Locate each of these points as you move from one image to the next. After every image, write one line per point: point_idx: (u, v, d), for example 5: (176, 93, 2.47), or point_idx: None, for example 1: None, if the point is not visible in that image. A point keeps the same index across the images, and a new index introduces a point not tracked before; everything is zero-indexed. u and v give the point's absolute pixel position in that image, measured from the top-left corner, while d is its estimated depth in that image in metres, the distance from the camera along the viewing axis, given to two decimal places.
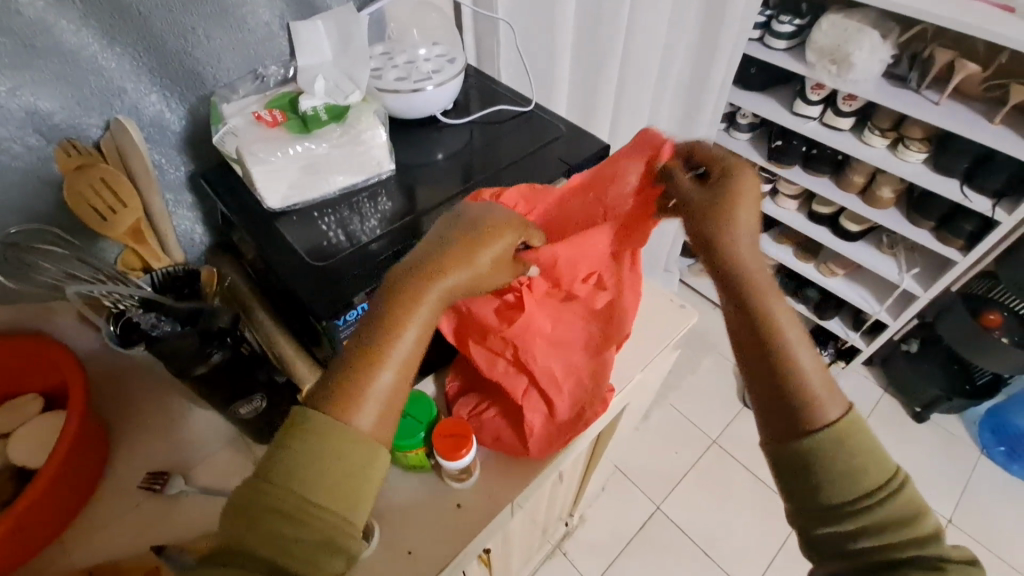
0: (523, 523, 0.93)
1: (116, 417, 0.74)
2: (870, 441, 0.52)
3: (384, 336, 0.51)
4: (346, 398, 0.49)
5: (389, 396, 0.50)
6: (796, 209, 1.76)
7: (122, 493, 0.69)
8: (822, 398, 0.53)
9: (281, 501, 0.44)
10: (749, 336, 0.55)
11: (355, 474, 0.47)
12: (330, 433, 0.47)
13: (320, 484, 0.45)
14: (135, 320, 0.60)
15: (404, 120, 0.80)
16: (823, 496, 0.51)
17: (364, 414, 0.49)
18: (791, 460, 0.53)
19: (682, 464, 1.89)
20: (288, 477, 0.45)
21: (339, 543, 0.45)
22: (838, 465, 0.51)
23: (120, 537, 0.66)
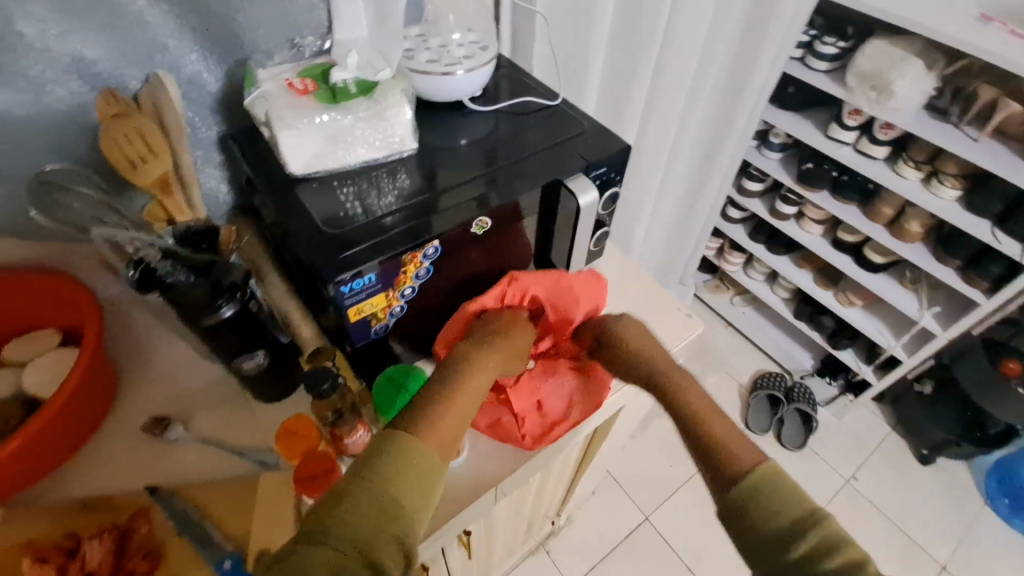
0: (508, 512, 0.94)
1: (128, 361, 0.78)
2: (789, 483, 0.53)
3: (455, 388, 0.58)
4: (424, 425, 0.52)
5: (456, 427, 0.55)
6: (820, 234, 1.73)
7: (125, 433, 0.71)
8: (735, 448, 0.58)
9: (367, 495, 0.45)
10: (675, 410, 0.64)
11: (429, 484, 0.49)
12: (413, 445, 0.50)
13: (417, 483, 0.48)
14: (153, 266, 0.60)
15: (432, 102, 0.81)
16: (756, 537, 0.51)
17: (438, 436, 0.52)
18: (727, 506, 0.54)
19: (677, 478, 1.88)
20: (378, 476, 0.46)
21: (409, 548, 0.44)
22: (759, 501, 0.52)
23: (121, 471, 0.68)
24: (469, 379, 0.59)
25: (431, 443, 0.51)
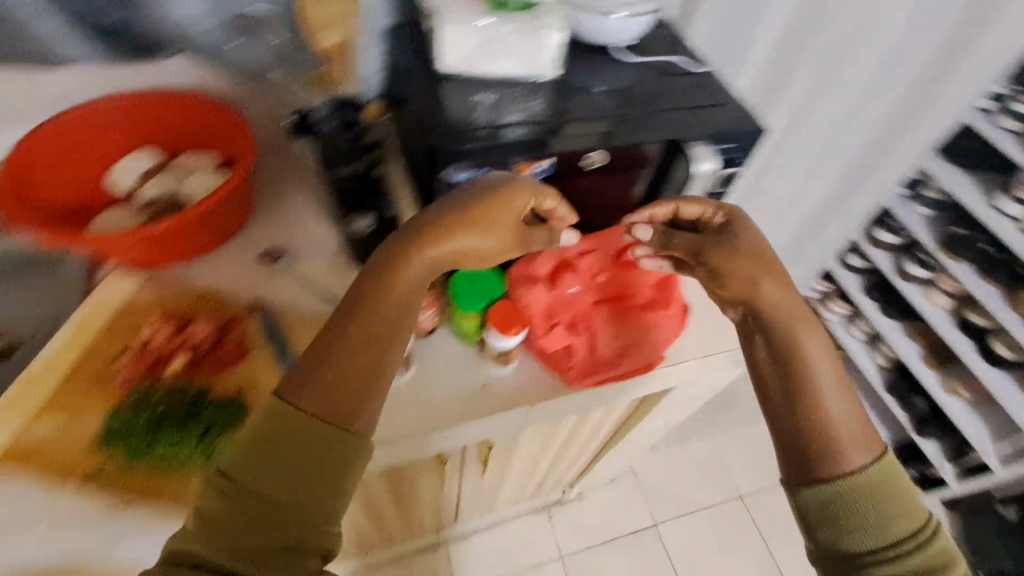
0: (531, 447, 0.99)
1: (263, 198, 0.90)
2: (899, 490, 0.53)
3: (343, 338, 0.55)
4: (304, 401, 0.52)
5: (351, 382, 0.54)
6: (945, 309, 1.53)
7: (245, 252, 0.84)
8: (844, 444, 0.55)
9: (266, 487, 0.49)
10: (776, 379, 0.60)
11: (331, 461, 0.51)
12: (304, 425, 0.51)
13: (288, 470, 0.49)
14: (313, 116, 0.74)
15: (582, 40, 0.83)
16: (855, 540, 0.51)
17: (330, 402, 0.53)
18: (822, 507, 0.53)
19: (698, 501, 1.83)
20: (269, 474, 0.49)
21: (313, 530, 0.49)
22: (864, 515, 0.52)
23: (234, 280, 0.81)
24: (359, 330, 0.56)
25: (329, 404, 0.53)
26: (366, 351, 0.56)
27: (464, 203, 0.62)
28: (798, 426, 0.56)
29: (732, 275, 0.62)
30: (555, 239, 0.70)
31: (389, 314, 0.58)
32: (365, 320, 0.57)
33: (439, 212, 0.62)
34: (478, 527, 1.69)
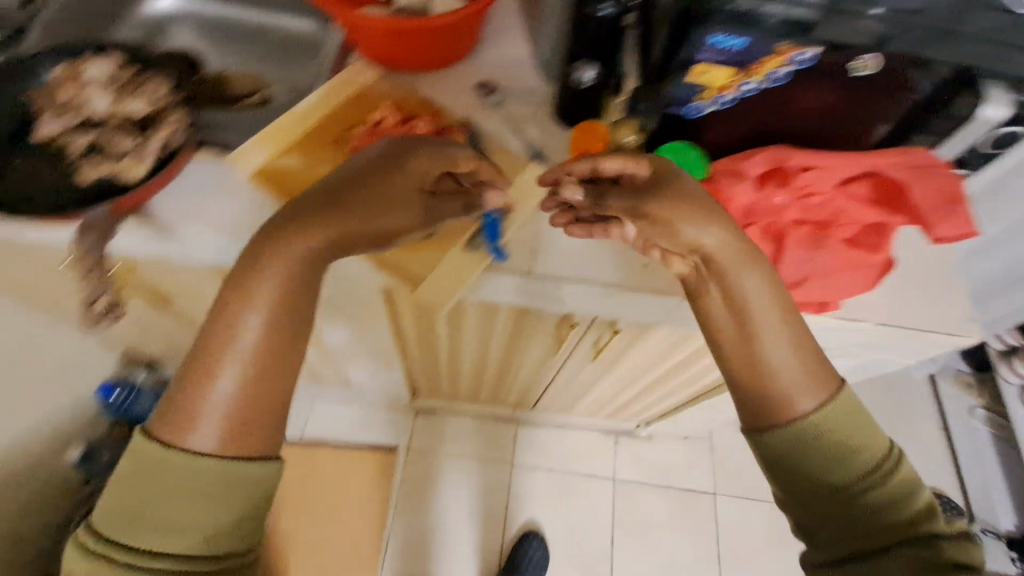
0: (649, 351, 1.01)
1: (491, 31, 0.94)
2: (861, 420, 0.57)
3: (244, 323, 0.59)
4: (210, 440, 0.55)
5: (223, 406, 0.56)
6: None
7: (465, 75, 0.89)
8: (790, 394, 0.58)
9: (177, 520, 0.53)
10: (743, 364, 0.61)
11: (229, 493, 0.54)
12: (167, 474, 0.53)
13: (204, 489, 0.54)
14: None
15: None
16: (824, 480, 0.55)
17: (200, 433, 0.55)
18: (783, 456, 0.57)
19: (761, 498, 1.77)
20: (177, 506, 0.53)
21: (234, 538, 0.55)
22: (821, 456, 0.56)
23: (449, 97, 0.87)
24: (282, 263, 0.60)
25: (199, 410, 0.56)
26: (297, 283, 0.61)
27: (341, 186, 0.64)
28: (753, 373, 0.60)
29: (673, 227, 0.61)
30: (473, 207, 0.70)
31: (305, 248, 0.61)
32: (288, 266, 0.61)
33: (310, 193, 0.64)
34: (541, 423, 1.78)
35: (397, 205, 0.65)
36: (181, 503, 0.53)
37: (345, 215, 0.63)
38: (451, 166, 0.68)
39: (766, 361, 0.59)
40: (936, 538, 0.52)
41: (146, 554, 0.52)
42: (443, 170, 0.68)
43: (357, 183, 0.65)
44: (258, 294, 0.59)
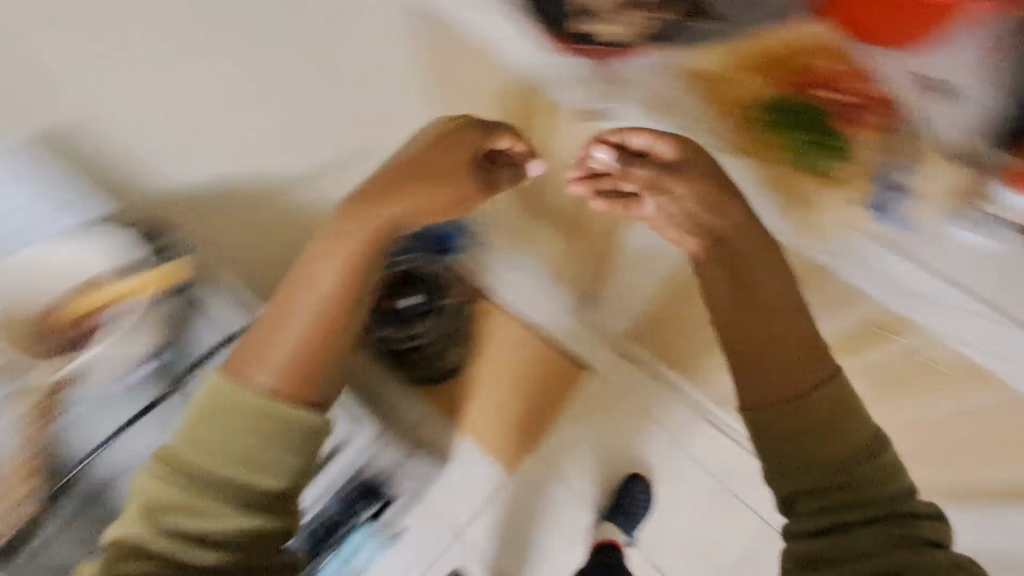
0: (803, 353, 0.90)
1: None
2: (849, 405, 0.50)
3: (301, 301, 0.49)
4: (269, 371, 0.47)
5: (311, 345, 0.48)
6: None
7: None
8: (793, 363, 0.51)
9: (216, 465, 0.45)
10: (738, 329, 0.54)
11: (278, 435, 0.45)
12: (228, 403, 0.46)
13: (238, 438, 0.45)
14: None
15: None
16: (808, 455, 0.49)
17: (267, 366, 0.47)
18: (767, 421, 0.50)
19: None
20: (212, 450, 0.45)
21: (273, 480, 0.46)
22: (818, 420, 0.49)
23: None
24: (350, 243, 0.51)
25: (309, 318, 0.49)
26: (368, 266, 0.51)
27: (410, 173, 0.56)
28: (757, 359, 0.52)
29: (814, 206, 0.49)
30: (524, 169, 0.65)
31: (358, 248, 0.51)
32: (352, 256, 0.51)
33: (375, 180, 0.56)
34: (668, 385, 1.13)
35: (455, 169, 0.58)
36: (233, 452, 0.45)
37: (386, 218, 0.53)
38: (490, 143, 0.62)
39: (789, 331, 0.52)
40: (916, 517, 0.47)
41: (194, 508, 0.44)
42: (489, 143, 0.62)
43: (406, 173, 0.56)
44: (342, 237, 0.51)
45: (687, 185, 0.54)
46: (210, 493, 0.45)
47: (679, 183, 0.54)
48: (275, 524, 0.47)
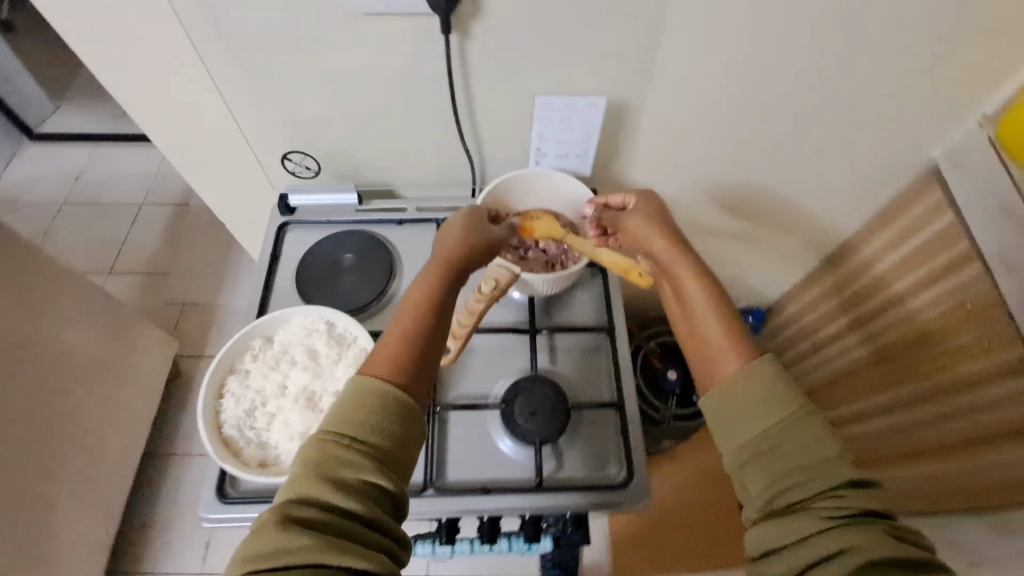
0: None
1: None
2: (772, 385, 0.49)
3: (389, 332, 0.53)
4: (379, 367, 0.50)
5: (412, 345, 0.52)
6: None
7: None
8: (717, 362, 0.52)
9: (343, 446, 0.45)
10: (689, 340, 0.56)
11: (389, 410, 0.47)
12: (364, 393, 0.48)
13: (363, 410, 0.47)
14: None
15: None
16: (750, 443, 0.48)
17: (373, 371, 0.50)
18: (724, 424, 0.50)
19: None
20: (347, 427, 0.46)
21: (384, 466, 0.46)
22: (747, 407, 0.49)
23: None
24: (428, 277, 0.56)
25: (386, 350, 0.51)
26: (444, 297, 0.56)
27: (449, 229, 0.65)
28: (696, 352, 0.55)
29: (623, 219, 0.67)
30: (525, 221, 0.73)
31: (430, 289, 0.55)
32: (423, 293, 0.55)
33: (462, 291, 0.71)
34: None
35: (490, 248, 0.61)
36: (358, 426, 0.46)
37: (465, 256, 0.58)
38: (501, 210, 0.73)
39: (724, 308, 0.55)
40: (886, 532, 0.42)
41: (334, 477, 0.44)
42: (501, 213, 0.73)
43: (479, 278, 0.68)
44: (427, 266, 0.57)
45: (630, 222, 0.65)
46: (339, 474, 0.44)
47: (627, 215, 0.66)
48: (386, 497, 0.45)
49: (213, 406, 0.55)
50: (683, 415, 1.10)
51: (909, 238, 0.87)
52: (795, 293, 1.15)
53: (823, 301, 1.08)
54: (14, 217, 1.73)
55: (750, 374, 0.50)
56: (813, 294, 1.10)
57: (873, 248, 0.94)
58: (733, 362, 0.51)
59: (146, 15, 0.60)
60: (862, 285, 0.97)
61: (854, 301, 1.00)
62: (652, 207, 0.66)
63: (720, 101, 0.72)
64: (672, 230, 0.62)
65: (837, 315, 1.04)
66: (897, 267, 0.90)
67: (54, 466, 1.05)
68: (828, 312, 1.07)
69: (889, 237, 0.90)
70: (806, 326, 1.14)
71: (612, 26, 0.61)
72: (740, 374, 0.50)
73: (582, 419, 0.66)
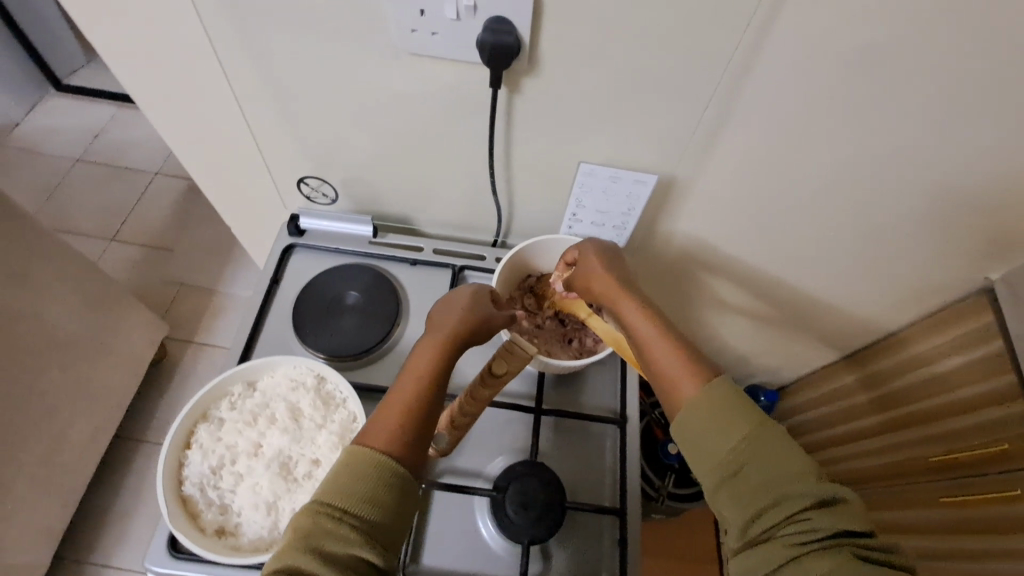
0: None
1: None
2: (738, 404, 0.47)
3: (389, 404, 0.48)
4: (381, 441, 0.45)
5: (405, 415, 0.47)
6: None
7: None
8: (677, 386, 0.50)
9: (329, 518, 0.40)
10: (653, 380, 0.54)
11: (379, 478, 0.43)
12: (353, 460, 0.43)
13: (352, 480, 0.42)
14: None
15: None
16: (722, 467, 0.46)
17: (364, 440, 0.45)
18: (698, 448, 0.47)
19: None
20: (333, 497, 0.41)
21: (371, 540, 0.40)
22: (715, 428, 0.47)
23: None
24: (432, 348, 0.52)
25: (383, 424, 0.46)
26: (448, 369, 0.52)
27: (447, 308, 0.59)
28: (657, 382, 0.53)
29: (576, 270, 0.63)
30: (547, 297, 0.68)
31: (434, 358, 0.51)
32: (426, 365, 0.51)
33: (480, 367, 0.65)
34: None
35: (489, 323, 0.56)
36: (346, 494, 0.41)
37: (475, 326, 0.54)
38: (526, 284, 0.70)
39: (674, 333, 0.54)
40: (854, 551, 0.41)
41: (319, 554, 0.39)
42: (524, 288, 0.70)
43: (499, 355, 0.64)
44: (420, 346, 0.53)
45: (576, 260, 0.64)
46: (324, 550, 0.39)
47: (581, 269, 0.63)
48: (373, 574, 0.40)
49: (176, 457, 0.50)
50: (677, 495, 1.05)
51: (943, 356, 0.79)
52: (821, 376, 1.02)
53: (850, 394, 0.95)
54: (24, 168, 1.68)
55: (711, 392, 0.48)
56: (840, 383, 0.97)
57: (931, 346, 0.81)
58: (693, 383, 0.50)
59: (175, 19, 0.55)
60: (898, 388, 0.86)
61: (890, 402, 0.87)
62: (605, 245, 0.64)
63: (770, 192, 0.67)
64: (619, 263, 0.62)
65: (867, 412, 0.92)
66: (961, 371, 0.77)
67: (17, 445, 1.00)
68: (860, 407, 0.93)
69: (925, 348, 0.82)
70: (825, 416, 1.00)
71: (673, 103, 0.57)
72: (700, 396, 0.48)
73: (577, 519, 0.61)
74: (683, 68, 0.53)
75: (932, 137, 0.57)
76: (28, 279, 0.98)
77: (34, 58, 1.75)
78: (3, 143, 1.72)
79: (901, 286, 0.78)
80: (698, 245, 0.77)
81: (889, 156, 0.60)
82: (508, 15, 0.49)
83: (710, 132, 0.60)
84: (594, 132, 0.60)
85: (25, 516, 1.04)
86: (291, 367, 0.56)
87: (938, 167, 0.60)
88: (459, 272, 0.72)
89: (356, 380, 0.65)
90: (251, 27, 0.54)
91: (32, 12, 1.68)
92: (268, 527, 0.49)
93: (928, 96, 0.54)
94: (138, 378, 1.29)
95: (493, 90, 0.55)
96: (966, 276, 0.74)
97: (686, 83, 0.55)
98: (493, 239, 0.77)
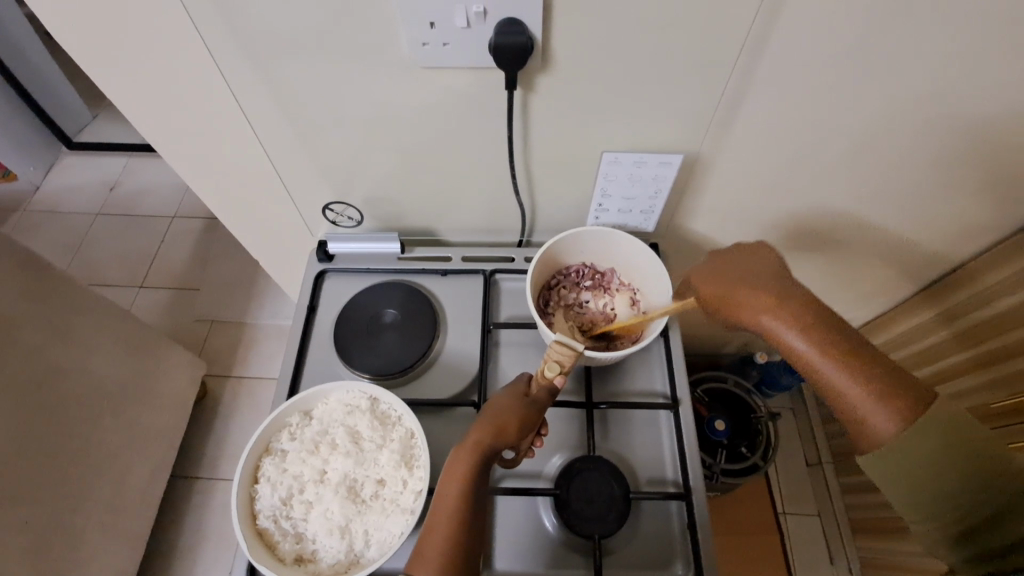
0: None
1: None
2: (930, 417, 0.43)
3: (432, 522, 0.46)
4: (427, 565, 0.43)
5: (453, 534, 0.45)
6: None
7: None
8: (861, 408, 0.46)
9: None
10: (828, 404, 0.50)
11: None
12: None
13: None
14: None
15: None
16: (915, 481, 0.43)
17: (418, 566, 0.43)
18: (886, 465, 0.44)
19: None
20: None
21: None
22: (906, 448, 0.43)
23: None
24: (465, 454, 0.49)
25: (434, 543, 0.44)
26: (483, 473, 0.49)
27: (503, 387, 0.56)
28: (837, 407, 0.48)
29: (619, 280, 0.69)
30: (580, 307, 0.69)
31: (468, 465, 0.48)
32: (460, 478, 0.48)
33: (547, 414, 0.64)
34: None
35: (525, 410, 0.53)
36: None
37: (509, 412, 0.52)
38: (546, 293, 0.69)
39: (854, 357, 0.48)
40: None
41: None
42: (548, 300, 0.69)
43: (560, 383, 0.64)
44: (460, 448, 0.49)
45: (700, 283, 0.58)
46: None
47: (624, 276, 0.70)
48: None
49: (247, 492, 0.53)
50: (731, 470, 0.98)
51: (969, 312, 0.80)
52: (889, 318, 0.93)
53: (920, 336, 0.89)
54: (51, 227, 1.73)
55: (920, 427, 0.43)
56: (912, 324, 0.89)
57: (986, 286, 0.76)
58: (891, 417, 0.45)
59: (190, 66, 0.56)
60: (968, 324, 0.81)
61: (967, 339, 0.81)
62: (753, 253, 0.58)
63: (800, 158, 0.65)
64: (778, 271, 0.56)
65: (943, 352, 0.85)
66: (993, 321, 0.77)
67: (84, 495, 1.03)
68: (936, 346, 0.86)
69: (981, 287, 0.77)
70: None
71: (690, 80, 0.56)
72: (909, 443, 0.43)
73: (643, 510, 0.60)
74: (698, 44, 0.52)
75: (964, 79, 0.55)
76: (71, 334, 1.01)
77: (45, 120, 1.79)
78: (27, 206, 1.77)
79: (932, 238, 0.76)
80: (725, 223, 0.76)
81: (924, 103, 0.58)
82: (519, 16, 0.49)
83: (731, 106, 0.59)
84: (611, 118, 0.60)
85: (98, 562, 1.07)
86: (342, 393, 0.58)
87: (972, 106, 0.58)
88: (490, 277, 0.72)
89: (404, 395, 0.66)
90: (266, 62, 0.55)
91: (39, 76, 1.73)
92: (345, 551, 0.51)
93: (960, 36, 0.52)
94: (185, 417, 1.32)
95: (510, 92, 0.55)
96: (994, 224, 0.72)
97: (703, 59, 0.54)
98: (518, 239, 0.77)
